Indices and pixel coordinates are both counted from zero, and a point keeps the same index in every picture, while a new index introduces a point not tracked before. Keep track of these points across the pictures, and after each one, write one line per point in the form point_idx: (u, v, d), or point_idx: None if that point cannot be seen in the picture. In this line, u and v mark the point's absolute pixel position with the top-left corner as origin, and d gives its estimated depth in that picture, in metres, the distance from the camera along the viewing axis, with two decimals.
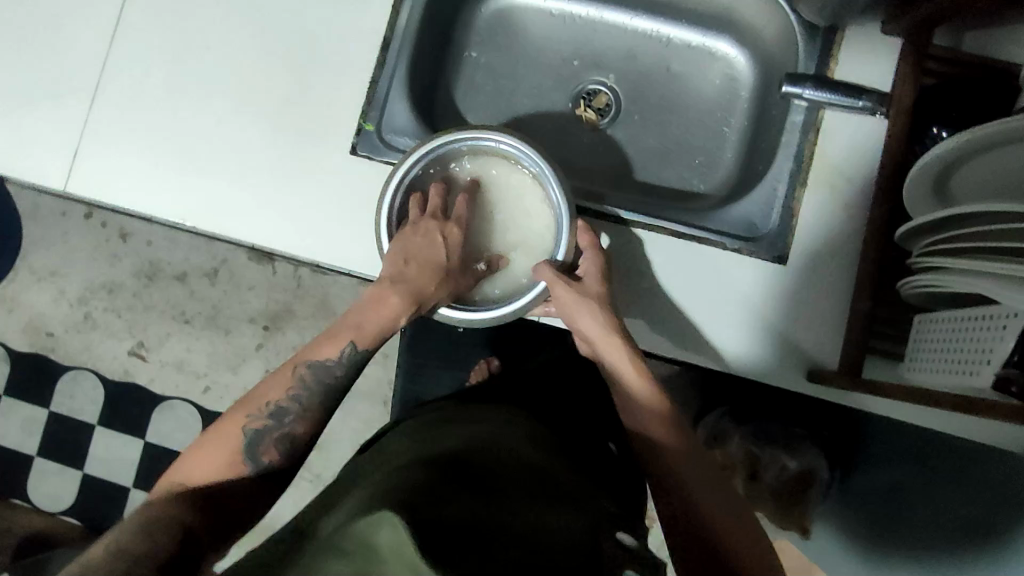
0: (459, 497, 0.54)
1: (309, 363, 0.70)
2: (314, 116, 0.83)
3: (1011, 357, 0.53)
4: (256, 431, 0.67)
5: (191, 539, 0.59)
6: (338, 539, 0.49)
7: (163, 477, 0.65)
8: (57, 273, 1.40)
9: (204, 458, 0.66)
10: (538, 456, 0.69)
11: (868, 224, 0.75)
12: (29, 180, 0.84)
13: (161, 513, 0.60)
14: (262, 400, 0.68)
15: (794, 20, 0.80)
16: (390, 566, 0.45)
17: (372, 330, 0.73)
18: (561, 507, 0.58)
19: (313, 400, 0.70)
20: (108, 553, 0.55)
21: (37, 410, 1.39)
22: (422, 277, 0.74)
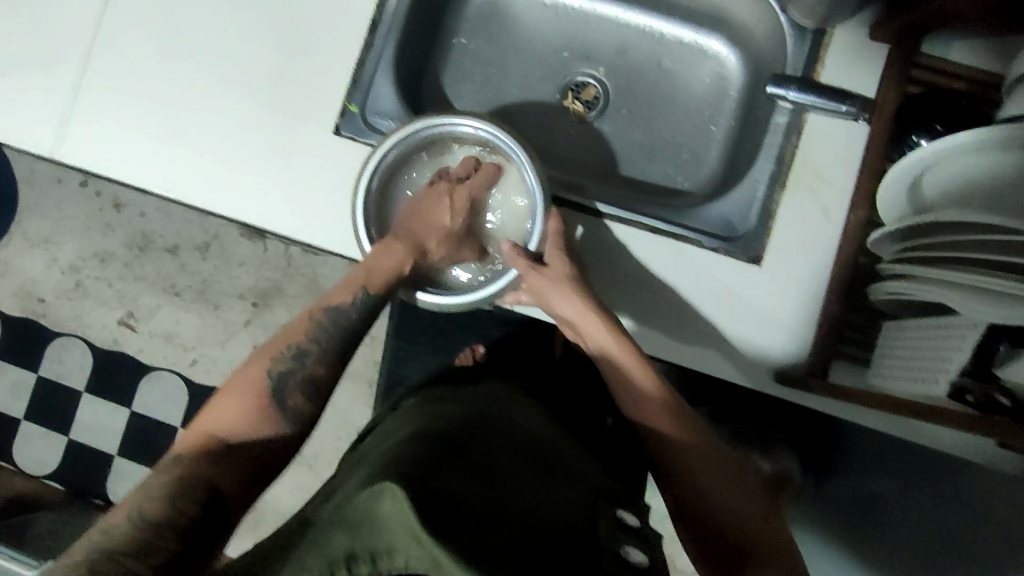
0: (462, 472, 0.51)
1: (326, 308, 0.73)
2: (301, 93, 0.84)
3: (967, 368, 0.54)
4: (281, 374, 0.68)
5: (217, 501, 0.59)
6: (343, 513, 0.47)
7: (186, 429, 0.65)
8: (50, 240, 1.41)
9: (226, 404, 0.66)
10: (549, 438, 0.65)
11: (845, 229, 0.75)
12: (19, 145, 0.84)
13: (187, 474, 0.59)
14: (285, 343, 0.71)
15: (784, 22, 0.81)
16: (392, 537, 0.43)
17: (380, 274, 0.74)
18: (568, 486, 0.55)
19: (331, 345, 0.72)
20: (136, 518, 0.54)
21: (25, 375, 1.40)
22: (422, 230, 0.79)
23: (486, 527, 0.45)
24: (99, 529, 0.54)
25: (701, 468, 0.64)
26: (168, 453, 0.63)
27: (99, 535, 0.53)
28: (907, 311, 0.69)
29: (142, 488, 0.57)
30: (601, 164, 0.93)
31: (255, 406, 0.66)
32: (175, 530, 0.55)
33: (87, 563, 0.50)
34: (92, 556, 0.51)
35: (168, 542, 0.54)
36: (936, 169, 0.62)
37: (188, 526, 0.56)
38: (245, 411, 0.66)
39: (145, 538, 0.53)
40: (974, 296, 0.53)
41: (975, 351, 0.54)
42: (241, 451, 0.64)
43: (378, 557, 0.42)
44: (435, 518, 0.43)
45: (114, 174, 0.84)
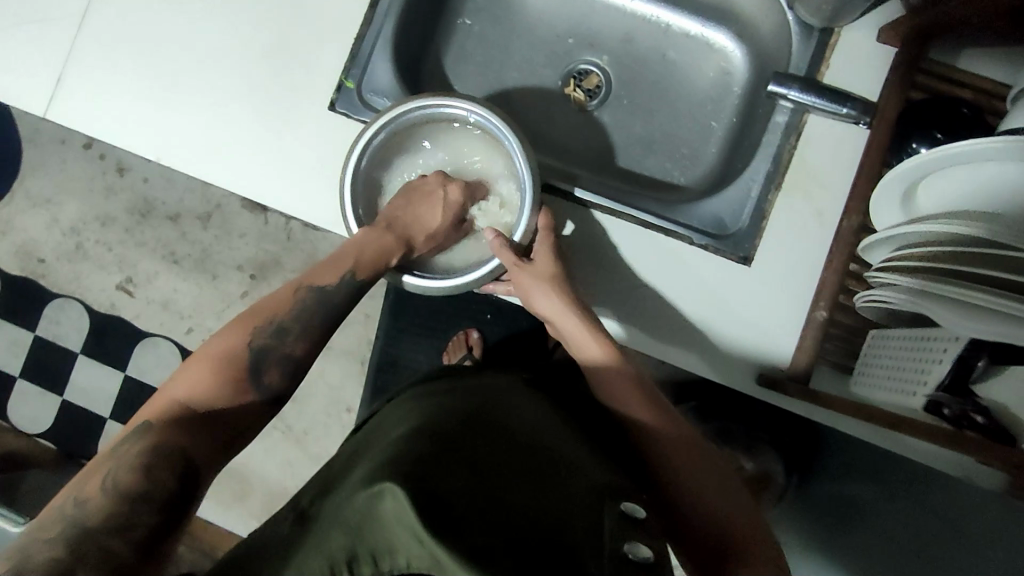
0: (462, 466, 0.51)
1: (308, 287, 0.72)
2: (299, 66, 0.83)
3: (944, 382, 0.55)
4: (261, 347, 0.68)
5: (194, 471, 0.57)
6: (344, 514, 0.47)
7: (152, 397, 0.63)
8: (52, 200, 1.41)
9: (197, 372, 0.64)
10: (557, 428, 0.64)
11: (837, 234, 0.74)
12: (19, 104, 0.84)
13: (161, 442, 0.57)
14: (264, 318, 0.70)
15: (791, 19, 0.79)
16: (392, 538, 0.44)
17: (366, 261, 0.73)
18: (570, 477, 0.54)
19: (312, 320, 0.71)
20: (110, 490, 0.53)
21: (22, 334, 1.41)
22: (414, 213, 0.77)
23: (485, 521, 0.44)
24: (72, 502, 0.52)
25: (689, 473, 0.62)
26: (135, 419, 0.60)
27: (72, 508, 0.52)
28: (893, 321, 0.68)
29: (114, 456, 0.55)
30: (599, 154, 0.92)
31: (231, 379, 0.65)
32: (153, 502, 0.53)
33: (61, 542, 0.49)
34: (68, 532, 0.50)
35: (146, 517, 0.53)
36: (929, 179, 0.62)
37: (166, 498, 0.54)
38: (219, 383, 0.64)
39: (123, 512, 0.52)
40: (957, 312, 0.52)
41: (954, 364, 0.54)
42: (215, 421, 0.62)
43: (380, 557, 0.44)
44: (436, 513, 0.43)
45: (112, 138, 0.84)
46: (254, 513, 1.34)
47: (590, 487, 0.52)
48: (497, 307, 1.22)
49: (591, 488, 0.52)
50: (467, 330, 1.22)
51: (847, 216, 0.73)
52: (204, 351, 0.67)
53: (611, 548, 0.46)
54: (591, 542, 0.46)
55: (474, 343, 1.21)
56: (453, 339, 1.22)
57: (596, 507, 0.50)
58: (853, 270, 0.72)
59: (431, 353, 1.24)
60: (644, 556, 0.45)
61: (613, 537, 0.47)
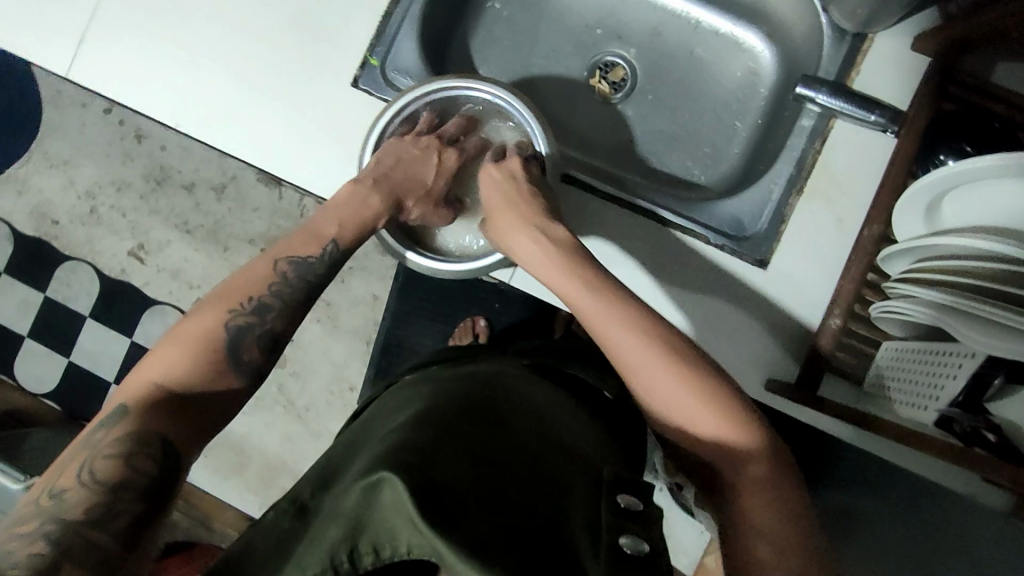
0: (462, 455, 0.50)
1: (289, 258, 0.69)
2: (324, 41, 0.82)
3: (958, 398, 0.55)
4: (239, 327, 0.64)
5: (175, 455, 0.56)
6: (342, 506, 0.46)
7: (126, 378, 0.60)
8: (69, 163, 1.41)
9: (175, 351, 0.61)
10: (561, 414, 0.63)
11: (856, 244, 0.73)
12: (42, 63, 0.84)
13: (138, 428, 0.55)
14: (242, 295, 0.66)
15: (824, 21, 0.78)
16: (399, 526, 0.43)
17: (351, 230, 0.73)
18: (571, 469, 0.53)
19: (295, 297, 0.68)
20: (87, 481, 0.52)
21: (33, 294, 1.42)
22: (406, 176, 0.77)
23: (485, 514, 0.44)
24: (48, 495, 0.51)
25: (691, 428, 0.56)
26: (110, 403, 0.58)
27: (50, 503, 0.51)
28: (908, 333, 0.67)
29: (89, 446, 0.54)
30: (620, 148, 0.92)
31: (210, 357, 0.62)
32: (135, 491, 0.53)
33: (43, 537, 0.49)
34: (47, 528, 0.50)
35: (129, 504, 0.52)
36: (955, 193, 0.61)
37: (148, 485, 0.53)
38: (196, 361, 0.61)
39: (102, 503, 0.51)
40: (977, 328, 0.51)
41: (970, 379, 0.54)
42: (192, 403, 0.59)
43: (382, 546, 0.43)
44: (436, 507, 0.42)
45: (132, 103, 0.84)
46: (252, 486, 1.34)
47: (585, 482, 0.53)
48: (508, 296, 1.22)
49: (588, 484, 0.53)
50: (475, 318, 1.22)
51: (868, 225, 0.72)
52: (180, 328, 0.64)
53: (607, 543, 0.45)
54: (587, 539, 0.46)
55: (480, 332, 1.20)
56: (459, 326, 1.22)
57: (594, 503, 0.50)
58: (870, 280, 0.71)
59: (438, 338, 1.24)
60: (640, 549, 0.44)
61: (612, 531, 0.46)
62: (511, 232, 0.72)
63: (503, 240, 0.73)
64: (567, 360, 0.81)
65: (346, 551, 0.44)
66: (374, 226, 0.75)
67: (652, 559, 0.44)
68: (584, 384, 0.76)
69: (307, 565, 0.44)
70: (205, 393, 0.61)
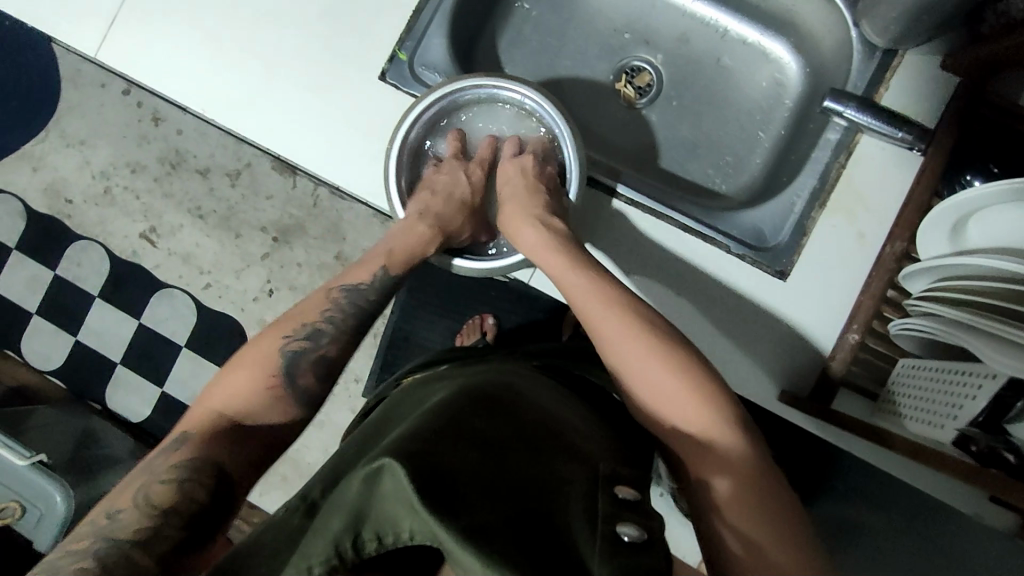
0: (463, 441, 0.46)
1: (344, 285, 0.70)
2: (355, 34, 0.83)
3: (978, 418, 0.55)
4: (294, 354, 0.65)
5: (226, 484, 0.57)
6: (345, 492, 0.43)
7: (194, 405, 0.63)
8: (86, 143, 1.41)
9: (236, 380, 0.63)
10: (570, 408, 0.60)
11: (877, 260, 0.73)
12: (69, 42, 0.84)
13: (194, 456, 0.57)
14: (299, 321, 0.67)
15: (855, 35, 0.79)
16: (404, 516, 0.40)
17: (400, 254, 0.73)
18: (574, 460, 0.50)
19: (347, 323, 0.68)
20: (142, 504, 0.54)
21: (43, 271, 1.42)
22: (448, 205, 0.78)
23: (487, 501, 0.40)
24: (104, 515, 0.53)
25: (677, 417, 0.54)
26: (173, 430, 0.61)
27: (103, 522, 0.53)
28: (925, 351, 0.67)
29: (149, 470, 0.56)
30: (642, 152, 0.94)
31: (266, 385, 0.63)
32: (184, 517, 0.54)
33: (90, 555, 0.50)
34: (96, 546, 0.51)
35: (175, 531, 0.53)
36: (984, 211, 0.60)
37: (196, 512, 0.55)
38: (253, 389, 0.63)
39: (153, 526, 0.53)
40: (1000, 350, 0.51)
41: (991, 402, 0.54)
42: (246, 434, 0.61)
43: (384, 535, 0.42)
44: (439, 494, 0.39)
45: (158, 86, 0.84)
46: None
47: (588, 475, 0.49)
48: (517, 296, 1.21)
49: (591, 478, 0.49)
50: (482, 316, 1.21)
51: (890, 241, 0.72)
52: (243, 356, 0.65)
53: (605, 532, 0.42)
54: (586, 528, 0.42)
55: (488, 330, 1.18)
56: (467, 324, 1.21)
57: (593, 496, 0.46)
58: (889, 297, 0.71)
59: (445, 334, 1.23)
60: (641, 536, 0.42)
61: (608, 522, 0.43)
62: (524, 229, 0.73)
63: (508, 232, 0.75)
64: (578, 361, 0.74)
65: (349, 540, 0.42)
66: (426, 254, 0.75)
67: (651, 546, 0.41)
68: (594, 386, 0.70)
69: (311, 553, 0.42)
70: (260, 426, 0.62)
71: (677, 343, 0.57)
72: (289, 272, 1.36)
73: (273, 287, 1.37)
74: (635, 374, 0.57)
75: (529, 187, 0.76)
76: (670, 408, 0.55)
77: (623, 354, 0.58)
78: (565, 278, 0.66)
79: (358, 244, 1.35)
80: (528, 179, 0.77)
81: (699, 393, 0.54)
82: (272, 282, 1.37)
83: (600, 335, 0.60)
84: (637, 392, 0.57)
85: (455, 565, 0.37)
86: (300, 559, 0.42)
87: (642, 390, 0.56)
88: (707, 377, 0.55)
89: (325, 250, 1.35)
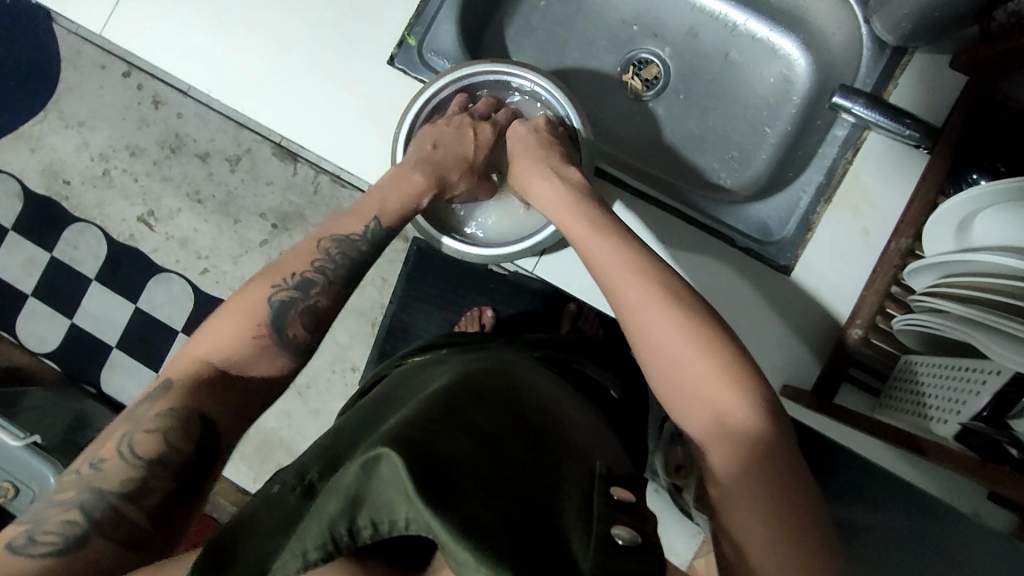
0: (463, 432, 0.44)
1: (332, 236, 0.69)
2: (365, 19, 0.83)
3: (982, 413, 0.55)
4: (283, 302, 0.64)
5: (211, 435, 0.57)
6: (337, 477, 0.41)
7: (177, 352, 0.62)
8: (85, 124, 1.40)
9: (219, 328, 0.62)
10: (571, 402, 0.58)
11: (882, 255, 0.74)
12: (74, 19, 0.84)
13: (178, 405, 0.57)
14: (288, 270, 0.66)
15: (865, 32, 0.79)
16: (400, 506, 0.38)
17: (393, 209, 0.73)
18: (573, 456, 0.47)
19: (338, 274, 0.68)
20: (127, 455, 0.54)
21: (39, 252, 1.41)
22: (446, 160, 0.77)
23: (485, 495, 0.38)
24: (88, 465, 0.54)
25: (698, 403, 0.53)
26: (158, 377, 0.60)
27: (89, 473, 0.53)
28: (929, 348, 0.68)
29: (132, 417, 0.56)
30: (647, 146, 0.95)
31: (251, 336, 0.62)
32: (169, 468, 0.54)
33: (77, 506, 0.51)
34: (82, 496, 0.52)
35: (161, 482, 0.54)
36: (987, 209, 0.60)
37: (182, 463, 0.55)
38: (240, 338, 0.62)
39: (139, 476, 0.53)
40: (1005, 344, 0.51)
41: (994, 396, 0.54)
42: (232, 384, 0.61)
43: (381, 521, 0.39)
44: (437, 486, 0.37)
45: (163, 65, 0.84)
46: (246, 460, 1.33)
47: (591, 471, 0.46)
48: (517, 289, 1.21)
49: (593, 475, 0.46)
50: (481, 309, 1.20)
51: (896, 238, 0.72)
52: (227, 303, 0.64)
53: (598, 533, 0.39)
54: (579, 528, 0.40)
55: (487, 322, 1.17)
56: (465, 314, 1.21)
57: (589, 495, 0.43)
58: (894, 292, 0.72)
59: (443, 324, 1.23)
60: (634, 540, 0.39)
61: (603, 522, 0.40)
62: (541, 182, 0.73)
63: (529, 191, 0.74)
64: (577, 355, 0.75)
65: (345, 526, 0.39)
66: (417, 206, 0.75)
67: (643, 551, 0.38)
68: (590, 380, 0.70)
69: (306, 538, 0.39)
70: (247, 377, 0.62)
71: (702, 320, 0.56)
72: (288, 259, 1.35)
73: None
74: (658, 353, 0.55)
75: (543, 146, 0.76)
76: (687, 394, 0.53)
77: (649, 332, 0.56)
78: (585, 241, 0.65)
79: None
80: (536, 158, 0.75)
81: (721, 376, 0.52)
82: (272, 267, 1.36)
83: (625, 311, 0.59)
84: (657, 375, 0.55)
85: (449, 558, 0.36)
86: (294, 544, 0.39)
87: (664, 371, 0.55)
88: (737, 364, 0.53)
89: None
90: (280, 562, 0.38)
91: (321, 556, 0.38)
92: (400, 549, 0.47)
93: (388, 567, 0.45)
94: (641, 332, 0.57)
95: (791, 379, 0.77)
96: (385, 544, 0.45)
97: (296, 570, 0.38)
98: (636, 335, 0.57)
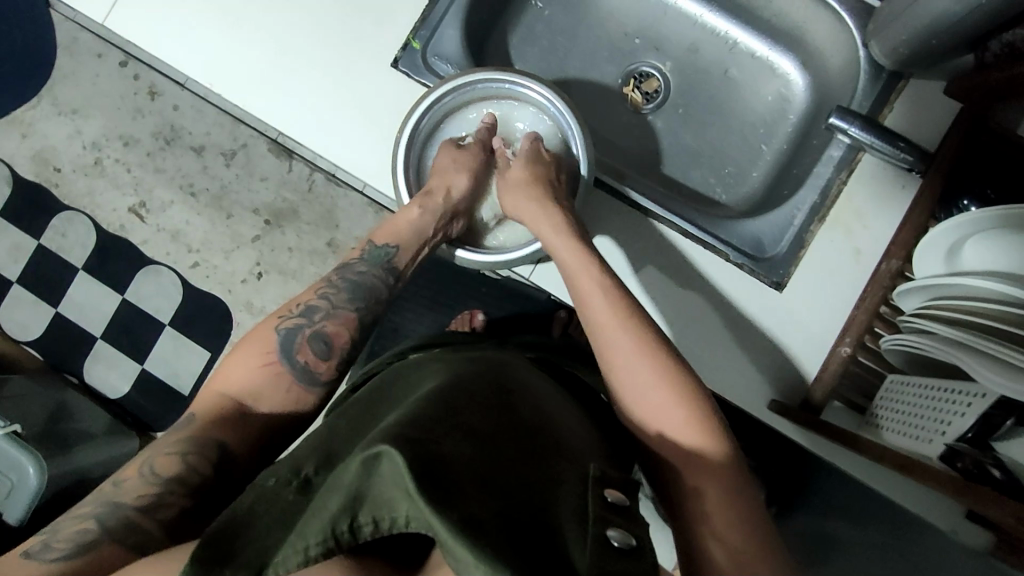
0: (459, 432, 0.44)
1: (341, 270, 0.73)
2: (370, 19, 0.84)
3: (966, 434, 0.57)
4: (290, 328, 0.67)
5: (229, 459, 0.58)
6: (339, 474, 0.40)
7: (201, 390, 0.64)
8: (78, 112, 1.39)
9: (236, 363, 0.65)
10: (564, 405, 0.59)
11: (872, 275, 0.76)
12: (77, 7, 0.84)
13: (199, 432, 0.58)
14: (294, 303, 0.70)
15: (862, 56, 0.81)
16: (401, 503, 0.37)
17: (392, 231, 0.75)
18: (567, 459, 0.47)
19: (341, 298, 0.71)
20: (146, 474, 0.54)
21: (26, 240, 1.39)
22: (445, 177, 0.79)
23: (484, 495, 0.38)
24: (110, 483, 0.54)
25: (671, 419, 0.54)
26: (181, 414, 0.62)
27: (108, 490, 0.54)
28: (915, 368, 0.70)
29: (156, 444, 0.57)
30: (646, 158, 0.96)
31: (265, 363, 0.65)
32: (185, 486, 0.54)
33: (93, 517, 0.51)
34: (98, 509, 0.52)
35: (178, 498, 0.54)
36: (979, 235, 0.61)
37: (199, 484, 0.55)
38: (254, 368, 0.65)
39: (156, 492, 0.53)
40: (993, 367, 0.52)
41: (978, 420, 0.56)
42: (253, 416, 0.62)
43: (381, 519, 0.38)
44: (437, 483, 0.37)
45: (167, 58, 0.83)
46: None
47: (584, 474, 0.47)
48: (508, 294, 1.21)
49: (586, 476, 0.46)
50: (472, 312, 1.21)
51: (886, 259, 0.74)
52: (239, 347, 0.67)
53: (594, 534, 0.39)
54: (574, 528, 0.40)
55: (477, 326, 1.18)
56: (456, 317, 1.21)
57: (583, 498, 0.43)
58: (883, 313, 0.73)
59: (433, 327, 1.23)
60: (628, 542, 0.40)
61: (598, 523, 0.41)
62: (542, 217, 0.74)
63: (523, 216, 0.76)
64: (570, 362, 0.74)
65: (347, 522, 0.38)
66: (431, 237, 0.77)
67: (638, 554, 0.39)
68: (582, 384, 0.69)
69: (308, 533, 0.39)
70: (262, 409, 0.63)
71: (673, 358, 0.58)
72: (280, 255, 1.35)
73: (262, 269, 1.35)
74: (624, 373, 0.58)
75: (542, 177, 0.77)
76: (665, 410, 0.55)
77: (626, 350, 0.58)
78: (576, 269, 0.68)
79: (351, 231, 1.33)
80: (537, 180, 0.77)
81: (689, 406, 0.54)
82: (263, 262, 1.35)
83: (601, 330, 0.61)
84: (628, 390, 0.57)
85: (447, 556, 0.36)
86: (296, 539, 0.39)
87: (641, 391, 0.56)
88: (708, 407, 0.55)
89: (319, 235, 1.34)
90: (281, 558, 0.38)
91: (322, 552, 0.38)
92: (396, 545, 0.46)
93: (387, 565, 0.45)
94: (618, 353, 0.58)
95: (778, 394, 0.78)
96: (381, 541, 0.45)
97: (296, 565, 0.38)
98: (610, 355, 0.59)
